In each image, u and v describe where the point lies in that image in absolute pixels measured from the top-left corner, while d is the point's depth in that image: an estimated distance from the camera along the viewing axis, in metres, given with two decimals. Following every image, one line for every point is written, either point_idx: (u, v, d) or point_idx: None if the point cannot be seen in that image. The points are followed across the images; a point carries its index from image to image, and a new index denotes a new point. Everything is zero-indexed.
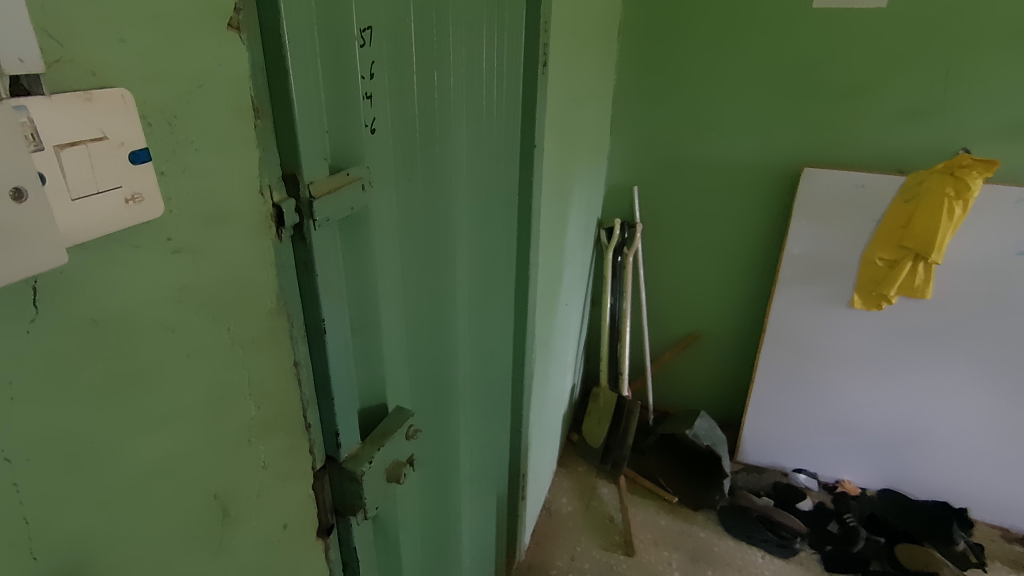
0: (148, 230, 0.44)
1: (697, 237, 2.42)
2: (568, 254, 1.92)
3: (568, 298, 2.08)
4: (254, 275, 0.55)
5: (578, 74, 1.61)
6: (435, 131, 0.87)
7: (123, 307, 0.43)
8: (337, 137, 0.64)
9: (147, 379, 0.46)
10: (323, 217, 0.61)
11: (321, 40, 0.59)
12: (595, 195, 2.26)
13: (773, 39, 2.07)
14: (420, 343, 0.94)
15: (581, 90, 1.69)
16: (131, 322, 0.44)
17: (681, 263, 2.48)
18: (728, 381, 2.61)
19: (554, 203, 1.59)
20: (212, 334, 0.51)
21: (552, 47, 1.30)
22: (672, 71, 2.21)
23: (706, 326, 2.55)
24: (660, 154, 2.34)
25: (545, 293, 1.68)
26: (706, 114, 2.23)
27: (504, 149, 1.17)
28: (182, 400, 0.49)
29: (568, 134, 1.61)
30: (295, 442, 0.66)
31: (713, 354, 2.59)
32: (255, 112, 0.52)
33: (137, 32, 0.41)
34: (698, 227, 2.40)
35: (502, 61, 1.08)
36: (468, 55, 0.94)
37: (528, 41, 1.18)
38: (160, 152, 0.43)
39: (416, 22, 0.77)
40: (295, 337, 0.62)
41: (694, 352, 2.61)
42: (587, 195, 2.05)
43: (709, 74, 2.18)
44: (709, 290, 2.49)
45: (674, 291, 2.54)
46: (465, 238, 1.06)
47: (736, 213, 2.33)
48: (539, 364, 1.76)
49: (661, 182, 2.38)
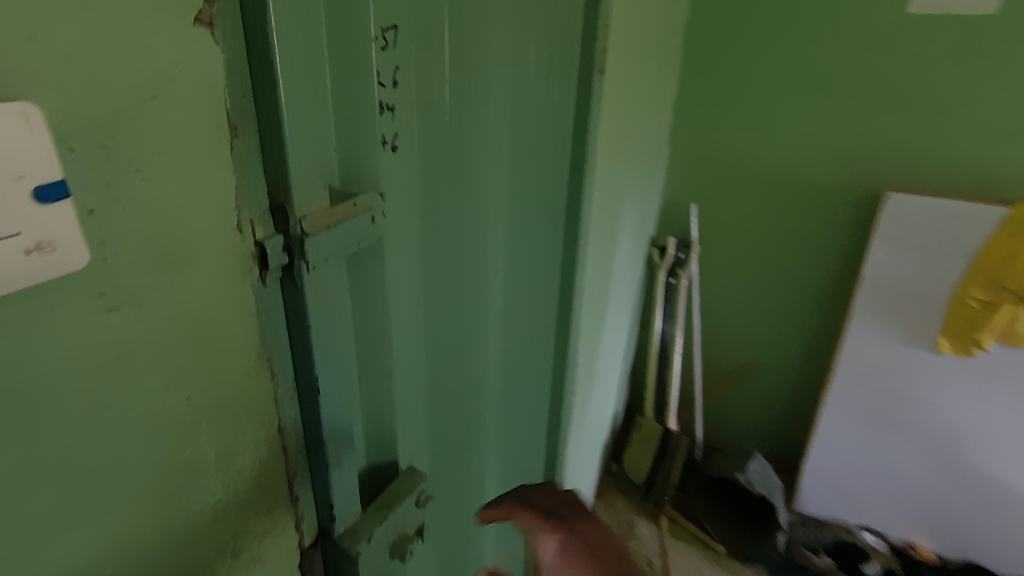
0: (69, 291, 0.34)
1: (762, 257, 2.02)
2: (616, 271, 1.74)
3: (614, 323, 1.90)
4: (227, 326, 0.45)
5: (638, 76, 1.42)
6: (470, 148, 0.76)
7: (37, 387, 0.33)
8: (347, 156, 0.54)
9: (69, 475, 0.36)
10: (320, 257, 0.49)
11: (329, 47, 0.50)
12: (649, 207, 1.95)
13: (880, 29, 1.63)
14: (441, 383, 0.83)
15: (641, 95, 1.50)
16: (47, 407, 0.34)
17: (734, 284, 2.11)
18: (789, 421, 2.24)
19: (603, 219, 1.42)
20: (165, 405, 0.41)
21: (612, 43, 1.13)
22: (743, 66, 1.81)
23: (765, 359, 2.18)
24: (718, 163, 1.96)
25: (589, 314, 1.51)
26: (781, 119, 1.82)
27: (550, 162, 1.02)
28: (119, 489, 0.40)
29: (622, 141, 1.42)
30: (277, 517, 0.55)
31: (771, 390, 2.21)
32: (232, 131, 0.41)
33: (52, 28, 0.30)
34: (759, 244, 2.01)
35: (552, 61, 0.93)
36: (511, 56, 0.81)
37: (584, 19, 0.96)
38: (88, 186, 0.33)
39: (451, 19, 0.65)
40: (281, 397, 0.52)
41: (746, 384, 2.25)
42: (641, 205, 1.83)
43: (790, 72, 1.77)
44: (767, 321, 2.11)
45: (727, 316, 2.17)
46: (500, 264, 0.94)
47: (809, 229, 1.93)
48: (579, 391, 1.61)
49: (717, 193, 2.00)
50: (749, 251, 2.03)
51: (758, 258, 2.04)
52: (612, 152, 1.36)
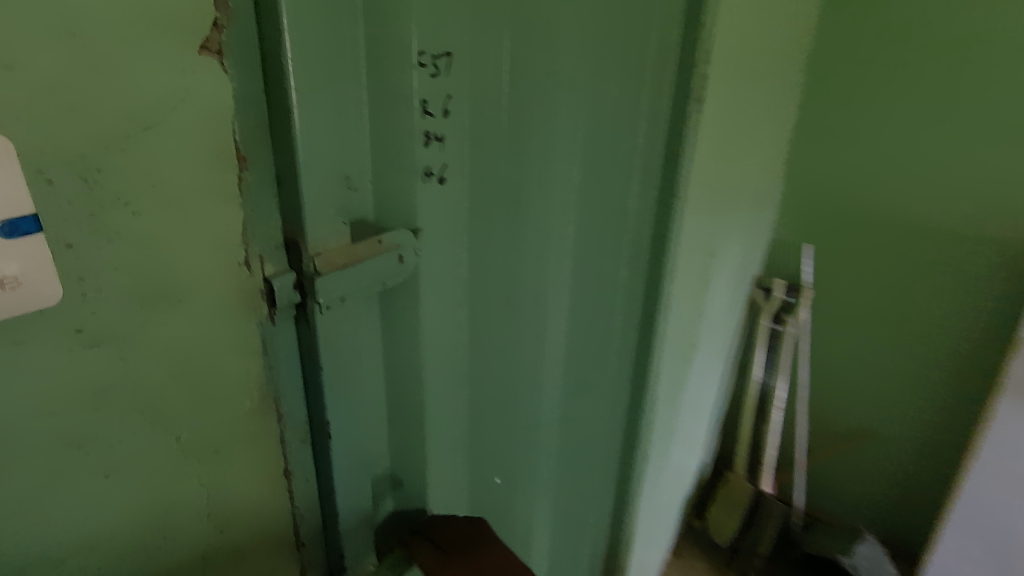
0: (44, 326, 0.32)
1: (902, 303, 1.56)
2: (710, 314, 1.46)
3: (705, 370, 1.60)
4: (223, 366, 0.42)
5: (753, 89, 1.21)
6: (531, 182, 0.70)
7: (22, 428, 0.33)
8: (381, 189, 0.51)
9: (43, 512, 0.35)
10: (334, 296, 0.46)
11: (366, 75, 0.47)
12: (758, 233, 1.58)
13: None
14: (485, 426, 0.78)
15: (758, 115, 1.29)
16: (27, 448, 0.34)
17: (852, 330, 1.66)
18: (923, 513, 1.71)
19: (699, 252, 1.22)
20: (154, 446, 0.40)
21: (718, 48, 0.94)
22: (885, 87, 1.43)
23: (890, 429, 1.69)
24: (852, 194, 1.54)
25: (674, 362, 1.30)
26: (930, 149, 1.42)
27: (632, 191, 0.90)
28: (100, 530, 0.38)
29: (729, 162, 1.21)
30: (278, 562, 0.53)
31: (899, 471, 1.71)
32: (239, 163, 0.39)
33: (38, 65, 0.29)
34: (890, 281, 1.56)
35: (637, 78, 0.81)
36: (588, 79, 0.73)
37: (683, 46, 0.87)
38: (66, 220, 0.32)
39: (513, 46, 0.60)
40: (289, 441, 0.49)
41: (866, 457, 1.75)
42: (746, 235, 1.49)
43: (953, 80, 1.35)
44: (901, 385, 1.63)
45: (848, 373, 1.71)
46: (564, 302, 0.86)
47: (958, 265, 1.46)
48: (658, 445, 1.37)
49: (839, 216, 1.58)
50: (884, 293, 1.58)
51: (896, 303, 1.57)
52: (715, 175, 1.15)
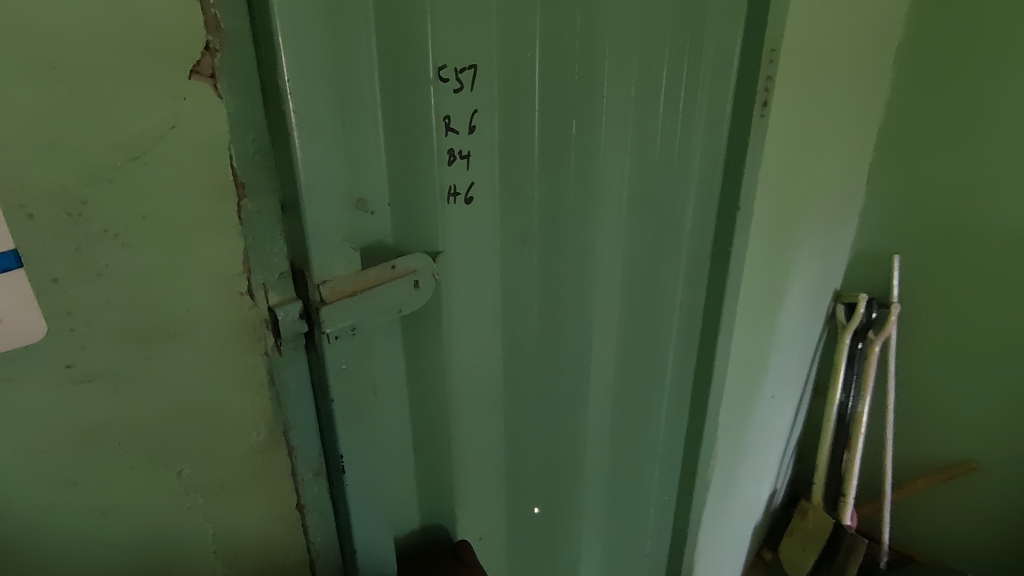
0: (29, 363, 0.32)
1: (1019, 325, 1.34)
2: (782, 330, 1.33)
3: (777, 391, 1.46)
4: (225, 400, 0.41)
5: (830, 82, 1.07)
6: (572, 200, 0.64)
7: (13, 461, 0.33)
8: (402, 213, 0.48)
9: (38, 542, 0.36)
10: (343, 326, 0.43)
11: (382, 93, 0.43)
12: (838, 242, 1.43)
13: None
14: (523, 456, 0.72)
15: (836, 112, 1.16)
16: (20, 481, 0.34)
17: (955, 349, 1.45)
18: None
19: (766, 264, 1.10)
20: (153, 479, 0.39)
21: (786, 39, 0.83)
22: (996, 81, 1.24)
23: (1001, 464, 1.46)
24: (952, 199, 1.35)
25: (739, 383, 1.18)
26: None
27: (688, 201, 0.81)
28: (100, 561, 0.39)
29: (802, 163, 1.08)
30: None
31: (1014, 516, 1.48)
32: (238, 191, 0.38)
33: (18, 101, 0.29)
34: (1002, 297, 1.35)
35: (694, 75, 0.72)
36: (634, 82, 0.66)
37: (744, 42, 0.76)
38: (51, 254, 0.32)
39: (542, 47, 0.54)
40: (301, 474, 0.47)
41: (971, 498, 1.53)
42: (823, 245, 1.35)
43: None
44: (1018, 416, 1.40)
45: (953, 400, 1.49)
46: (611, 328, 0.79)
47: None
48: (722, 474, 1.25)
49: (937, 224, 1.39)
50: (994, 313, 1.37)
51: (1009, 324, 1.36)
52: (784, 179, 1.04)
